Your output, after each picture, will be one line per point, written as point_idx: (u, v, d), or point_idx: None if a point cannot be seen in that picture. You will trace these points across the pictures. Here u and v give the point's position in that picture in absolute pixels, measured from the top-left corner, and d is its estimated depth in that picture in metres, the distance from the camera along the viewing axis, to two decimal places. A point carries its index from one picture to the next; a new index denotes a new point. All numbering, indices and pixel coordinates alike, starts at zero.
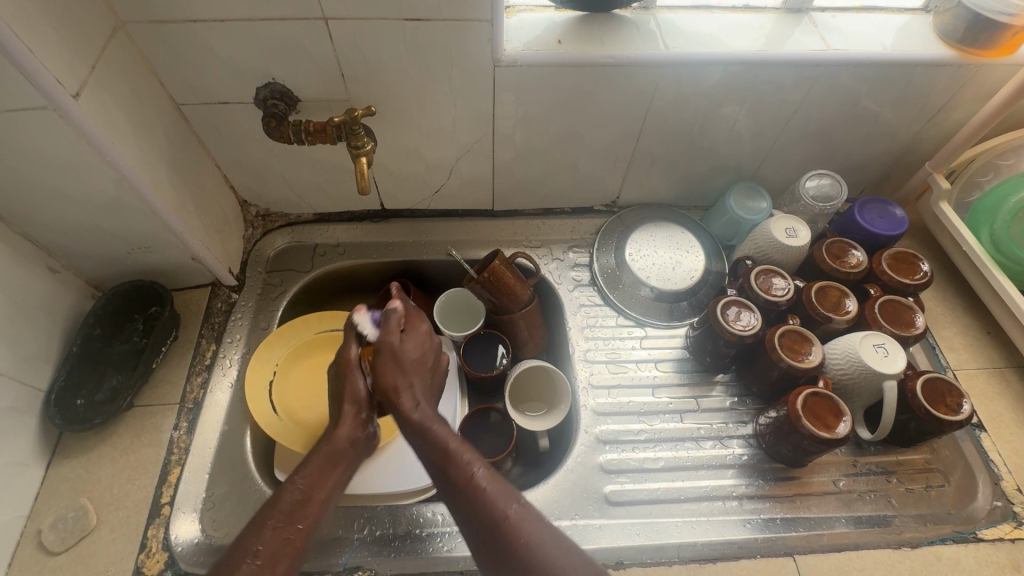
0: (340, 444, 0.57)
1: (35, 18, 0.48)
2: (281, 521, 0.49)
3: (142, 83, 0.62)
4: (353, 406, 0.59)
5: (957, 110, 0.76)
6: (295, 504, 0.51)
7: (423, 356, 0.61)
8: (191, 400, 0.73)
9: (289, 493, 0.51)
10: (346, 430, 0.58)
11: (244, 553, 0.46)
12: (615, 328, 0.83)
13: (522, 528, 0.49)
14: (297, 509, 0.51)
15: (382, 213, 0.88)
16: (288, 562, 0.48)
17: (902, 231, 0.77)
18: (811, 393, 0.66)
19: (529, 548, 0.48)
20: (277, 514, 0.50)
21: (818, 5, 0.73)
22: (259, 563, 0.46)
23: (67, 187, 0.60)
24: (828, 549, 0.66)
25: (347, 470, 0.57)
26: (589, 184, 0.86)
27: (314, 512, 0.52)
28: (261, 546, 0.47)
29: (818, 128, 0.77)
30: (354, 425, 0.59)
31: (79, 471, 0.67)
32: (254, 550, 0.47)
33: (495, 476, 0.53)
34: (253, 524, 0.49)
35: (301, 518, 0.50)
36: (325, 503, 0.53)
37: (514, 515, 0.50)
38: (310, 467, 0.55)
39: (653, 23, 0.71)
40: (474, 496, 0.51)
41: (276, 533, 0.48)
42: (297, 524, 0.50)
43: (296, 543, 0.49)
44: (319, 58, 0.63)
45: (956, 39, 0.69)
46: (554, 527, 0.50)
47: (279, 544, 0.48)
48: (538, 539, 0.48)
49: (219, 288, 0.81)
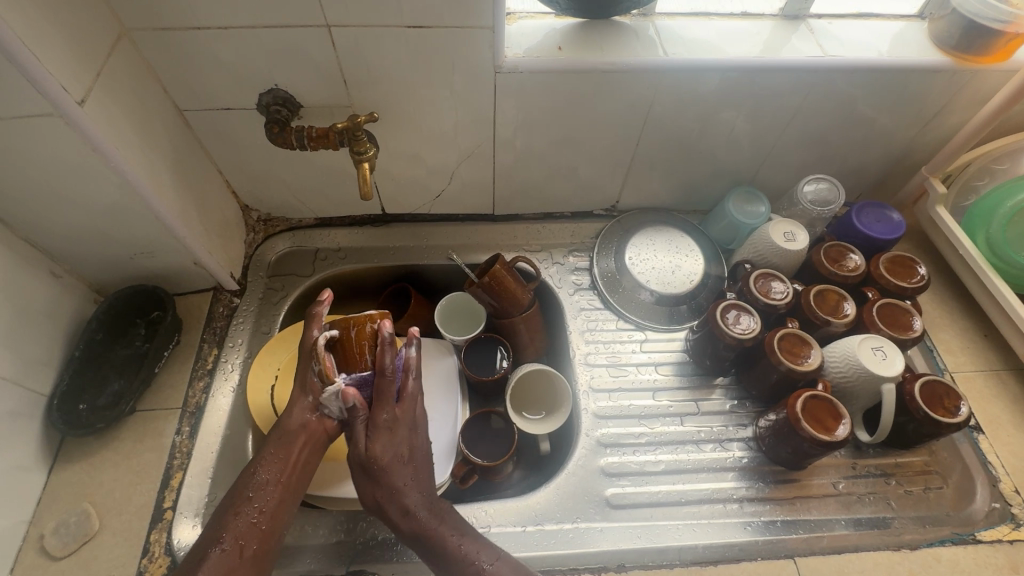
0: (291, 425, 0.57)
1: (41, 25, 0.48)
2: (241, 506, 0.53)
3: (146, 89, 0.62)
4: (302, 391, 0.58)
5: (953, 115, 0.77)
6: (255, 488, 0.54)
7: (402, 453, 0.58)
8: (193, 404, 0.73)
9: (250, 480, 0.54)
10: (297, 414, 0.57)
11: (213, 541, 0.51)
12: (615, 331, 0.83)
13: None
14: (258, 494, 0.54)
15: (383, 218, 0.89)
16: (255, 543, 0.52)
17: (899, 235, 0.78)
18: (810, 396, 0.66)
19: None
20: (240, 501, 0.53)
21: (815, 12, 0.74)
22: (226, 547, 0.50)
23: (71, 192, 0.60)
24: (828, 551, 0.66)
25: (306, 446, 0.57)
26: (589, 188, 0.87)
27: (274, 497, 0.54)
28: (228, 532, 0.51)
29: (816, 133, 0.78)
30: (306, 407, 0.58)
31: (82, 476, 0.67)
32: (219, 538, 0.51)
33: (501, 564, 0.56)
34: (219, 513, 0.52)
35: (262, 501, 0.54)
36: (287, 487, 0.55)
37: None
38: (267, 455, 0.56)
39: (652, 30, 0.71)
40: None
41: (241, 519, 0.52)
42: (259, 509, 0.53)
43: (260, 527, 0.52)
44: (321, 64, 0.64)
45: (952, 45, 0.69)
46: None
47: (245, 530, 0.52)
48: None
49: (220, 292, 0.82)
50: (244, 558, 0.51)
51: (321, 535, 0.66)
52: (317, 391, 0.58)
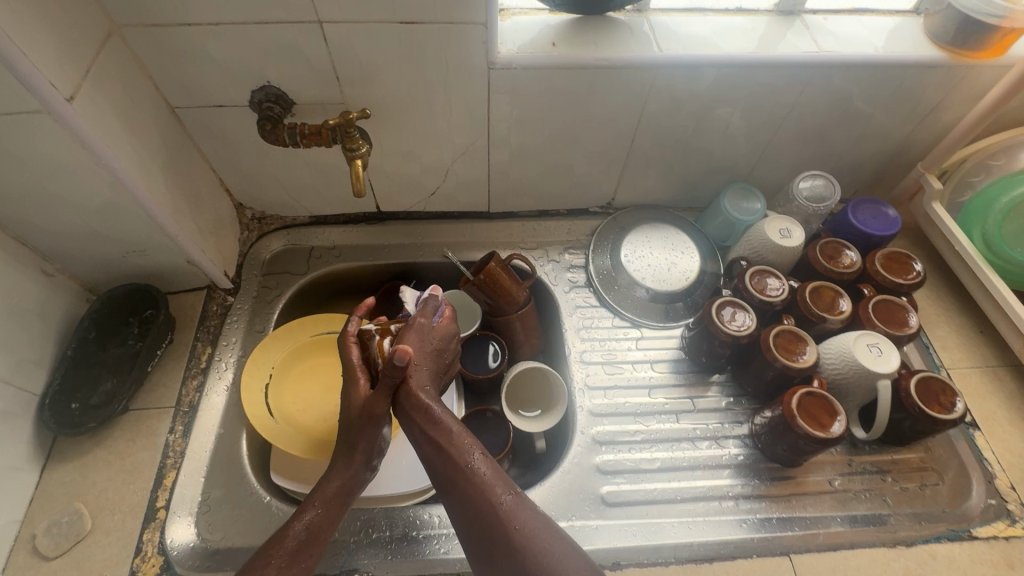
0: (344, 487, 0.56)
1: (27, 21, 0.48)
2: (286, 562, 0.51)
3: (136, 85, 0.62)
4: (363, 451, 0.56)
5: (948, 111, 0.77)
6: (299, 541, 0.53)
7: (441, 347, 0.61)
8: (187, 403, 0.73)
9: (295, 533, 0.53)
10: (351, 473, 0.56)
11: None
12: (611, 329, 0.83)
13: (512, 519, 0.51)
14: (304, 545, 0.53)
15: (378, 216, 0.88)
16: None
17: (895, 231, 0.78)
18: (805, 393, 0.66)
19: (521, 534, 0.51)
20: (281, 551, 0.52)
21: (810, 7, 0.74)
22: None
23: (62, 190, 0.60)
24: (823, 548, 0.66)
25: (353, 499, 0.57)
26: (584, 185, 0.87)
27: (316, 551, 0.53)
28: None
29: (811, 129, 0.78)
30: (358, 470, 0.57)
31: (74, 476, 0.67)
32: None
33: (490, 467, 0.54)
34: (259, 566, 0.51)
35: (304, 557, 0.52)
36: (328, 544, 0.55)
37: (508, 503, 0.52)
38: (319, 514, 0.54)
39: (646, 25, 0.71)
40: (470, 483, 0.53)
41: (276, 569, 0.51)
42: (303, 562, 0.52)
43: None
44: (313, 61, 0.63)
45: (947, 40, 0.69)
46: (545, 525, 0.52)
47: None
48: (525, 521, 0.51)
49: (214, 291, 0.81)
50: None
51: None
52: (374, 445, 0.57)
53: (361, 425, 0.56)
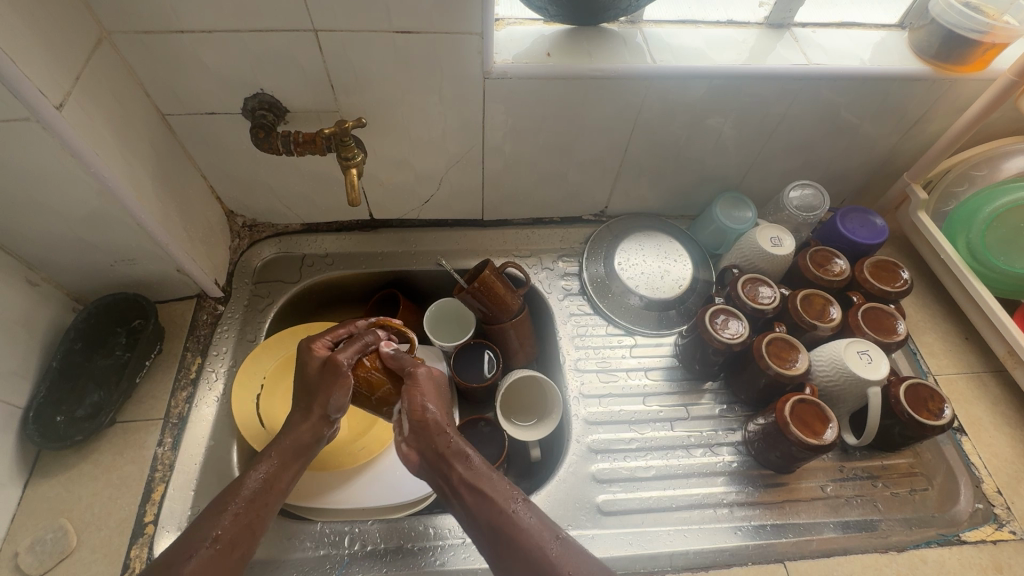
0: (303, 440, 0.57)
1: (17, 29, 0.47)
2: (242, 508, 0.52)
3: (127, 93, 0.61)
4: (322, 404, 0.57)
5: (932, 123, 0.79)
6: (256, 490, 0.54)
7: (440, 399, 0.58)
8: (176, 415, 0.71)
9: (251, 482, 0.54)
10: (310, 427, 0.57)
11: (206, 535, 0.50)
12: (605, 337, 0.83)
13: (563, 566, 0.49)
14: (259, 496, 0.54)
15: (370, 223, 0.88)
16: (244, 545, 0.52)
17: (882, 240, 0.79)
18: (798, 400, 0.67)
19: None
20: (238, 501, 0.53)
21: (798, 21, 0.75)
22: (218, 547, 0.50)
23: (47, 198, 0.59)
24: (817, 555, 0.67)
25: (309, 459, 0.58)
26: (578, 194, 0.87)
27: (272, 500, 0.55)
28: (220, 537, 0.50)
29: (800, 140, 0.79)
30: (315, 425, 0.58)
31: (58, 490, 0.65)
32: (213, 536, 0.50)
33: (531, 512, 0.53)
34: (218, 509, 0.52)
35: (260, 505, 0.54)
36: (284, 493, 0.56)
37: (556, 552, 0.50)
38: (275, 456, 0.56)
39: (640, 37, 0.72)
40: (514, 534, 0.51)
41: (236, 519, 0.52)
42: (258, 510, 0.53)
43: (253, 529, 0.52)
44: (307, 67, 0.63)
45: (931, 55, 0.71)
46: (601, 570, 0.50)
47: (239, 531, 0.51)
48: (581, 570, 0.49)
49: (204, 299, 0.80)
50: (231, 558, 0.51)
51: (306, 548, 0.65)
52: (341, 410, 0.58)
53: (329, 383, 0.57)
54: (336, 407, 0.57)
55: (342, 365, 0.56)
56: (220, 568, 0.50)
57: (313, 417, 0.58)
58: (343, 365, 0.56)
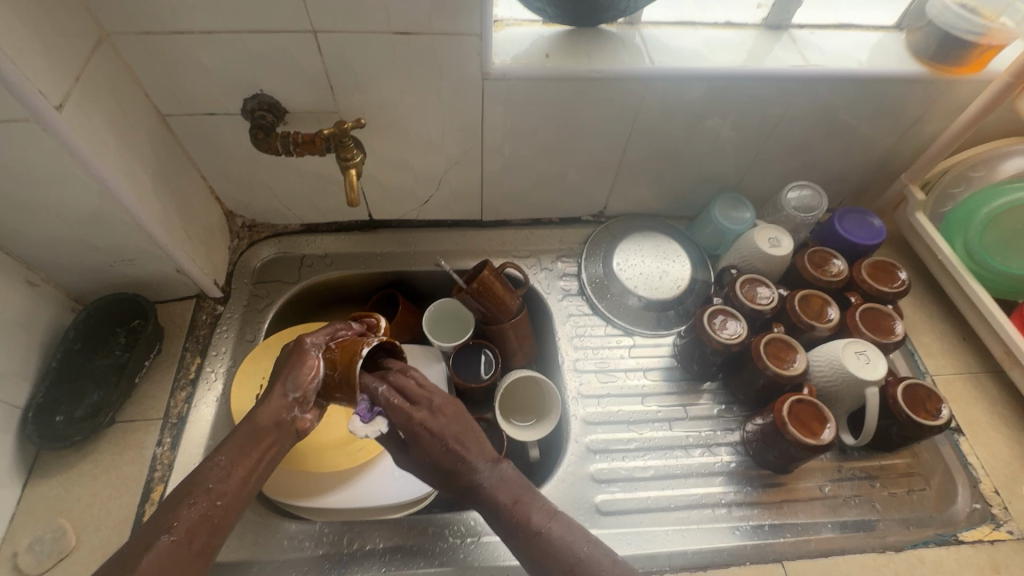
0: (263, 422, 0.52)
1: (17, 30, 0.47)
2: (199, 497, 0.48)
3: (126, 93, 0.61)
4: (282, 384, 0.54)
5: (930, 124, 0.79)
6: (216, 478, 0.49)
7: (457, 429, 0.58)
8: (175, 415, 0.71)
9: (211, 471, 0.49)
10: (271, 410, 0.53)
11: (162, 528, 0.46)
12: (603, 337, 0.84)
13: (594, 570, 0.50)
14: (218, 485, 0.49)
15: (369, 223, 0.88)
16: (205, 537, 0.47)
17: (880, 240, 0.80)
18: (795, 400, 0.67)
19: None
20: (197, 490, 0.48)
21: (796, 22, 0.75)
22: (174, 538, 0.45)
23: (47, 199, 0.59)
24: (815, 554, 0.67)
25: (274, 447, 0.52)
26: (577, 194, 0.87)
27: (233, 490, 0.49)
28: (177, 529, 0.46)
29: (798, 141, 0.80)
30: (278, 407, 0.53)
31: (58, 490, 0.65)
32: (170, 526, 0.46)
33: (559, 523, 0.54)
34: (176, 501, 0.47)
35: (221, 494, 0.49)
36: (248, 484, 0.50)
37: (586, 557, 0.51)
38: (236, 443, 0.51)
39: (638, 38, 0.72)
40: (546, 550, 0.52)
41: (196, 510, 0.47)
42: (218, 499, 0.48)
43: (214, 520, 0.48)
44: (306, 68, 0.63)
45: (928, 56, 0.71)
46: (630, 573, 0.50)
47: (197, 523, 0.47)
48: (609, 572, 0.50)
49: (203, 300, 0.80)
50: (190, 551, 0.46)
51: (304, 549, 0.65)
52: (303, 392, 0.53)
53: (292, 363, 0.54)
54: (295, 385, 0.53)
55: (307, 343, 0.55)
56: (177, 563, 0.45)
57: (275, 399, 0.53)
58: (309, 344, 0.55)
